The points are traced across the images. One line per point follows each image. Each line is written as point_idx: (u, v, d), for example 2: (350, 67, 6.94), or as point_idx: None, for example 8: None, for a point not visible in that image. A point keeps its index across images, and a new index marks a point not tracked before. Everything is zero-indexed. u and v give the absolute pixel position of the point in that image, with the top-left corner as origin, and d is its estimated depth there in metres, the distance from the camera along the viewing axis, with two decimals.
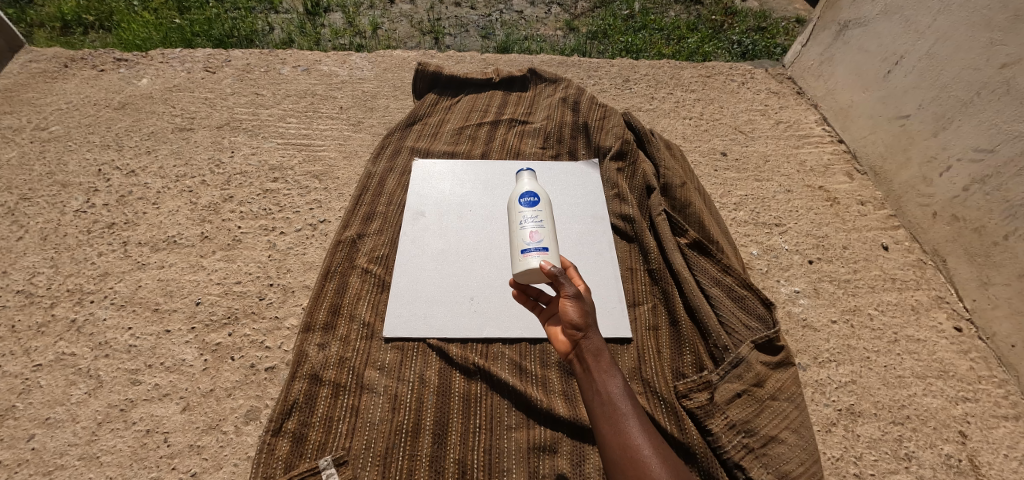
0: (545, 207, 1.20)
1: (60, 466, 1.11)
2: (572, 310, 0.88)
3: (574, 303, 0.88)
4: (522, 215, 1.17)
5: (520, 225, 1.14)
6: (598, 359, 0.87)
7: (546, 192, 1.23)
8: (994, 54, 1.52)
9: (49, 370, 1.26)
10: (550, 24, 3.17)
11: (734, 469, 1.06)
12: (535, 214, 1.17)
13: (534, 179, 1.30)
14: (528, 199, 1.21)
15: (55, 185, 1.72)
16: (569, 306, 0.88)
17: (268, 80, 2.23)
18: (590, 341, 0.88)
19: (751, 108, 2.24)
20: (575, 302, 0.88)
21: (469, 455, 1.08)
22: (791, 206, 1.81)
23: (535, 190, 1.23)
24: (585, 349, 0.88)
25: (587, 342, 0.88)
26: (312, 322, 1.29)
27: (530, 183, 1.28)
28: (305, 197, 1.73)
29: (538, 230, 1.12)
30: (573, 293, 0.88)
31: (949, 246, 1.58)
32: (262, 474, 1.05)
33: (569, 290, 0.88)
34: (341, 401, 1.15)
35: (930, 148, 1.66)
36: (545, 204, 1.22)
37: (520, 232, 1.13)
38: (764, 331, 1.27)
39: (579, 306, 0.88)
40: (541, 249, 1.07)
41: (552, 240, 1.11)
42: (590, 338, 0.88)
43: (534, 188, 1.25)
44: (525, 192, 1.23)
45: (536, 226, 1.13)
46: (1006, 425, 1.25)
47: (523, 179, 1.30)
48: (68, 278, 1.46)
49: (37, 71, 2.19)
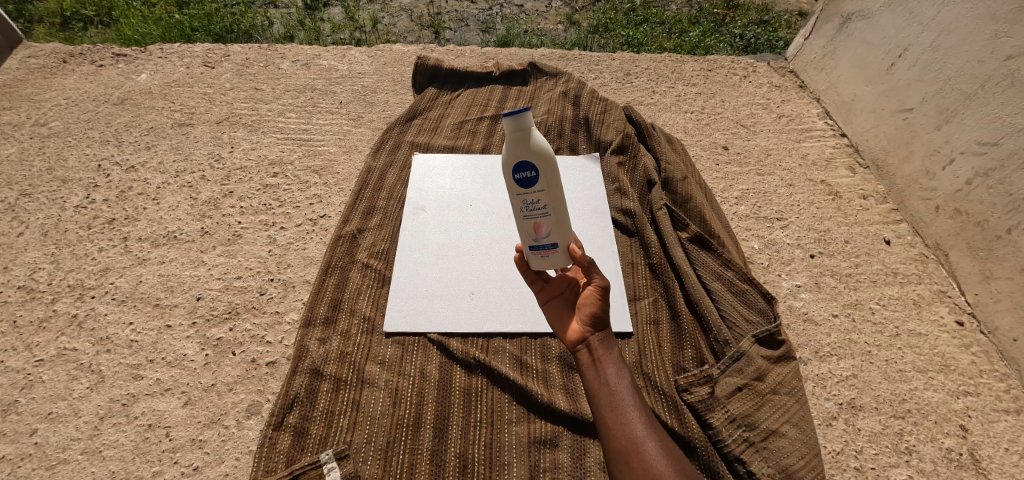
0: (552, 184, 0.92)
1: (63, 460, 1.10)
2: (595, 301, 0.88)
3: (599, 294, 0.88)
4: (520, 197, 0.94)
5: (520, 212, 0.95)
6: (607, 351, 0.87)
7: (547, 159, 0.89)
8: (999, 46, 1.51)
9: (51, 366, 1.26)
10: (551, 18, 3.14)
11: (734, 463, 1.04)
12: (538, 196, 0.93)
13: (534, 137, 0.88)
14: (523, 175, 0.91)
15: (55, 181, 1.72)
16: (594, 297, 0.88)
17: (268, 74, 2.22)
18: (602, 332, 0.88)
19: (753, 102, 2.23)
20: (601, 294, 0.88)
21: (470, 449, 1.07)
22: (793, 200, 1.80)
23: (535, 164, 0.89)
24: (595, 340, 0.88)
25: (598, 335, 0.88)
26: (312, 317, 1.29)
27: (529, 144, 0.88)
28: (305, 192, 1.73)
29: (544, 221, 0.95)
30: (601, 284, 0.89)
31: (951, 239, 1.57)
32: (263, 468, 1.04)
33: (599, 281, 0.88)
34: (342, 395, 1.15)
35: (933, 142, 1.65)
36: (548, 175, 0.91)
37: (523, 221, 0.96)
38: (764, 325, 1.27)
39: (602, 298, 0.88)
40: (549, 246, 0.97)
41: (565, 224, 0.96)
42: (602, 331, 0.89)
43: (535, 154, 0.88)
44: (521, 162, 0.89)
45: (541, 215, 0.94)
46: (1008, 419, 1.24)
47: (513, 134, 0.88)
48: (69, 274, 1.46)
49: (36, 67, 2.18)
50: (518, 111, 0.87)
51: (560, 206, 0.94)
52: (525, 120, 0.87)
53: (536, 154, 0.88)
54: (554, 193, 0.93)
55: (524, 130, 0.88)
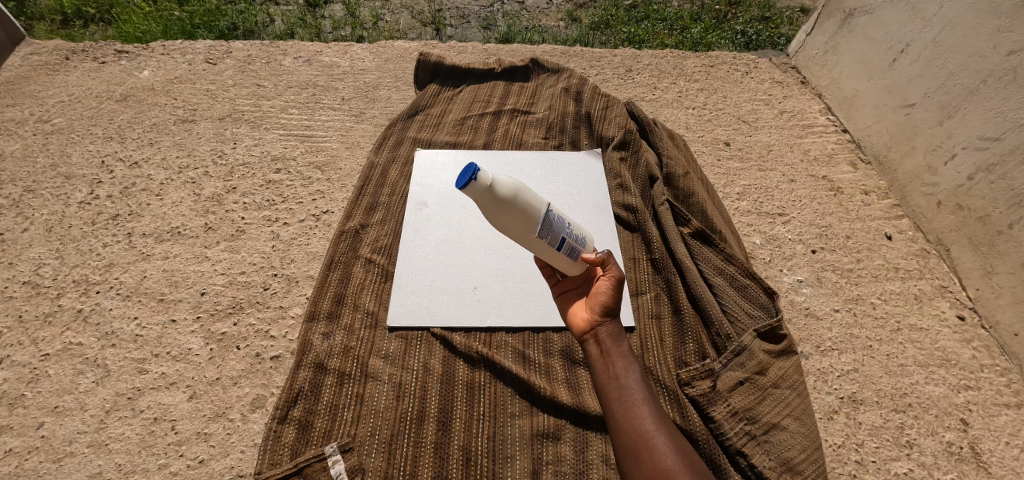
0: (515, 228, 0.88)
1: (69, 453, 1.11)
2: (610, 292, 0.86)
3: (613, 285, 0.86)
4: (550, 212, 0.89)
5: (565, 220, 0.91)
6: (618, 341, 0.83)
7: (494, 210, 0.85)
8: (1002, 41, 1.51)
9: (57, 360, 1.27)
10: (552, 14, 3.12)
11: (736, 456, 1.05)
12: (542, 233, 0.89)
13: (494, 193, 0.84)
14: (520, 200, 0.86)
15: (59, 177, 1.73)
16: (608, 288, 0.86)
17: (269, 71, 2.23)
18: (611, 321, 0.85)
19: (755, 97, 2.23)
20: (615, 285, 0.86)
21: (474, 442, 1.08)
22: (795, 196, 1.80)
23: (502, 202, 0.85)
24: (605, 330, 0.84)
25: (606, 325, 0.84)
26: (316, 311, 1.30)
27: (493, 201, 0.84)
28: (308, 187, 1.73)
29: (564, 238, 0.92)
30: (614, 276, 0.88)
31: (953, 234, 1.57)
32: (268, 461, 1.05)
33: (615, 273, 0.87)
34: (346, 389, 1.15)
35: (936, 137, 1.65)
36: (512, 222, 0.87)
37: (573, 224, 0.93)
38: (766, 320, 1.27)
39: (615, 288, 0.86)
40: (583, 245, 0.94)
41: (548, 250, 0.90)
42: (612, 319, 0.85)
43: (500, 196, 0.84)
44: (500, 204, 0.85)
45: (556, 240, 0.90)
46: (1008, 412, 1.25)
47: (488, 190, 0.84)
48: (74, 269, 1.46)
49: (38, 64, 2.19)
50: (470, 176, 0.82)
51: (536, 240, 0.89)
52: (478, 179, 0.83)
53: (500, 201, 0.84)
54: (523, 230, 0.87)
55: (485, 189, 0.84)
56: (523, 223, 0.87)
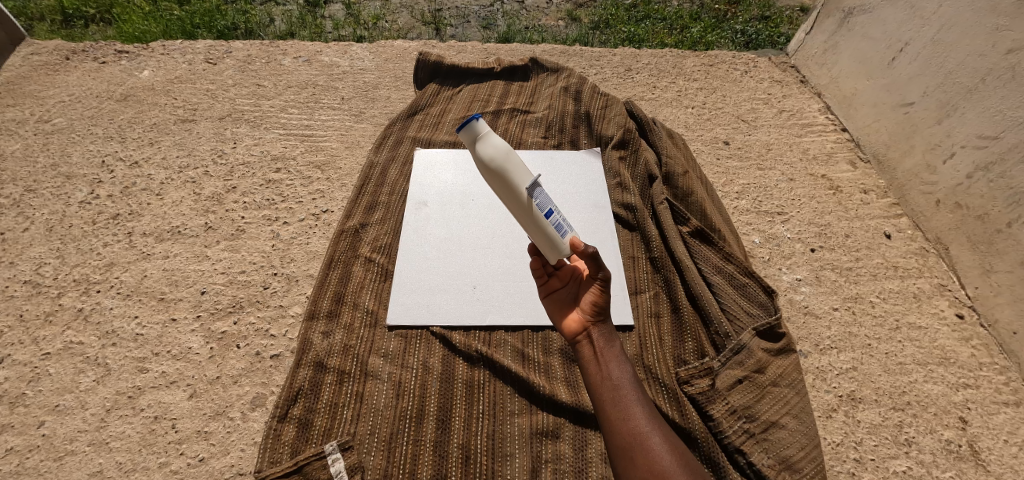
0: (502, 187, 0.92)
1: (70, 451, 1.12)
2: (601, 294, 0.84)
3: (603, 287, 0.84)
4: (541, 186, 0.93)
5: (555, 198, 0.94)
6: (611, 343, 0.84)
7: (484, 161, 0.91)
8: (1000, 39, 1.52)
9: (58, 359, 1.27)
10: (552, 14, 3.12)
11: (734, 454, 1.05)
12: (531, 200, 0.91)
13: (483, 143, 0.91)
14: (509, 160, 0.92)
15: (59, 176, 1.73)
16: (597, 290, 0.84)
17: (269, 70, 2.23)
18: (604, 323, 0.85)
19: (754, 96, 2.23)
20: (605, 287, 0.84)
21: (473, 440, 1.09)
22: (794, 194, 1.80)
23: (492, 154, 0.91)
24: (598, 331, 0.84)
25: (599, 326, 0.85)
26: (316, 310, 1.30)
27: (483, 151, 0.91)
28: (308, 187, 1.74)
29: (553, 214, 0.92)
30: (604, 277, 0.83)
31: (951, 233, 1.57)
32: (267, 459, 1.05)
33: (604, 275, 0.83)
34: (345, 387, 1.16)
35: (935, 135, 1.65)
36: (498, 177, 0.91)
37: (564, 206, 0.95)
38: (765, 318, 1.28)
39: (605, 290, 0.84)
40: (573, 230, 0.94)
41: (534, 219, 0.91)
42: (604, 320, 0.85)
43: (491, 149, 0.91)
44: (491, 156, 0.91)
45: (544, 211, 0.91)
46: (1007, 411, 1.25)
47: (481, 141, 0.91)
48: (75, 269, 1.47)
49: (39, 64, 2.19)
50: (468, 121, 0.91)
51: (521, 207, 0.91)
52: (474, 128, 0.91)
53: (488, 153, 0.90)
54: (508, 190, 0.91)
55: (478, 138, 0.91)
56: (509, 178, 0.90)
